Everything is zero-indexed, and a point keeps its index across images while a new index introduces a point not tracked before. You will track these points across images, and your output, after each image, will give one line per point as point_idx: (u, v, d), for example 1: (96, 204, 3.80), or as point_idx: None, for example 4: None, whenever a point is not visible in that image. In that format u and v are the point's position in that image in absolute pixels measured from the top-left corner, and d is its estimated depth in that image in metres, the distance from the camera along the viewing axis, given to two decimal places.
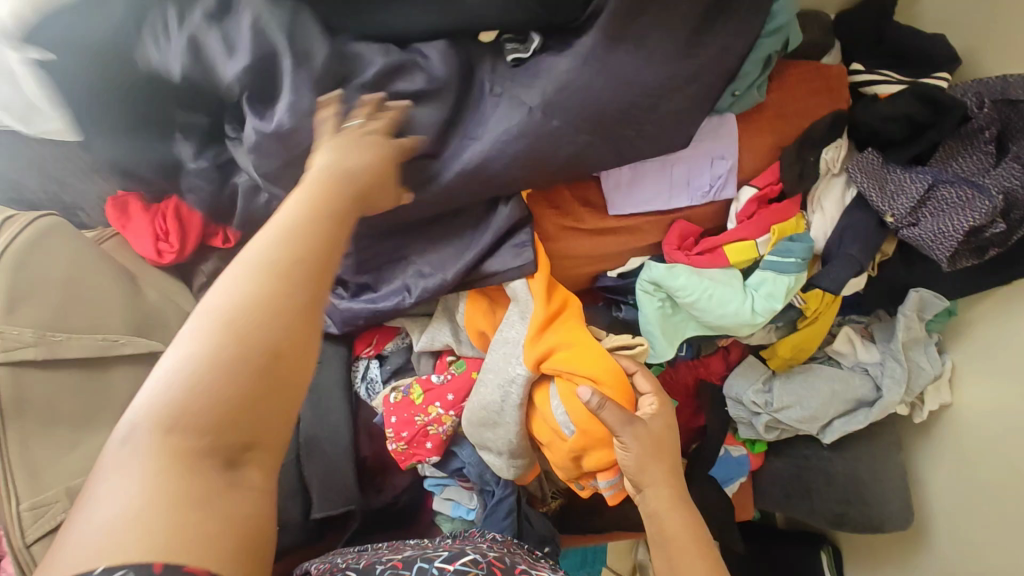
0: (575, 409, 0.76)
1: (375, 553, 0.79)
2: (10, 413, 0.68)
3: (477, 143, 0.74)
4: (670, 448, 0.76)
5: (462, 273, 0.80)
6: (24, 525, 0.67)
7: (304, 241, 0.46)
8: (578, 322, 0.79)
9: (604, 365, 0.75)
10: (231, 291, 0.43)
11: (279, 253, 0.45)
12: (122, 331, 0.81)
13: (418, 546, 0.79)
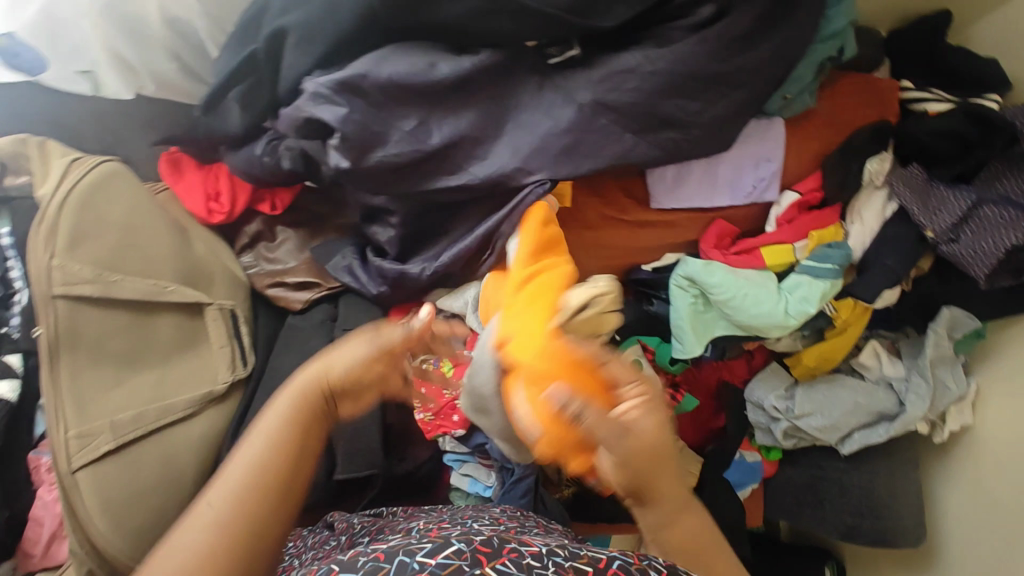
0: (535, 408, 0.64)
1: (376, 539, 0.74)
2: (63, 345, 0.71)
3: (526, 131, 0.74)
4: (657, 452, 0.59)
5: (481, 238, 0.80)
6: (70, 451, 0.70)
7: (243, 508, 0.52)
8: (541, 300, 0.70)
9: (545, 348, 0.65)
10: (186, 526, 0.51)
11: (226, 520, 0.51)
12: (173, 278, 0.82)
13: (410, 532, 0.72)
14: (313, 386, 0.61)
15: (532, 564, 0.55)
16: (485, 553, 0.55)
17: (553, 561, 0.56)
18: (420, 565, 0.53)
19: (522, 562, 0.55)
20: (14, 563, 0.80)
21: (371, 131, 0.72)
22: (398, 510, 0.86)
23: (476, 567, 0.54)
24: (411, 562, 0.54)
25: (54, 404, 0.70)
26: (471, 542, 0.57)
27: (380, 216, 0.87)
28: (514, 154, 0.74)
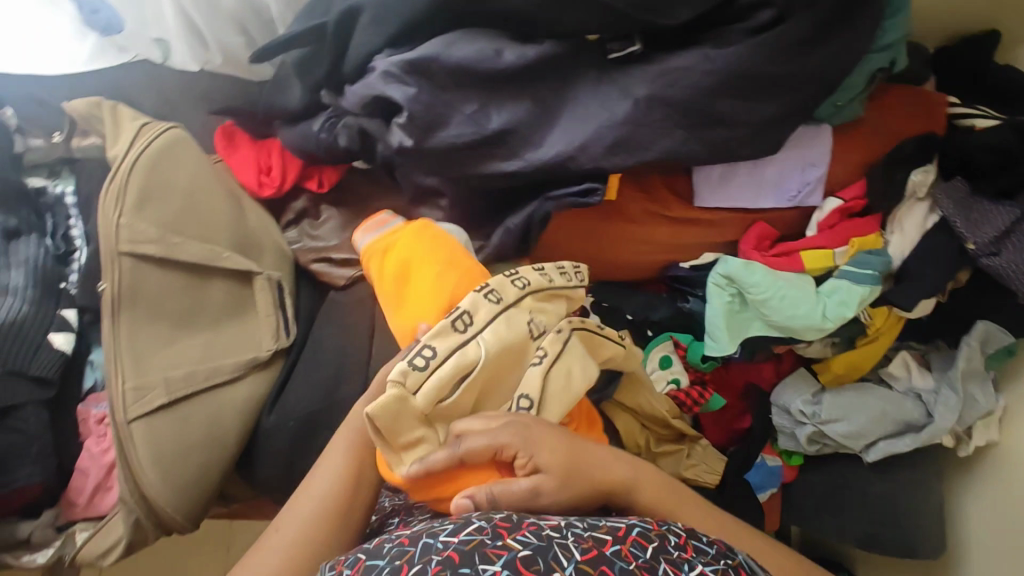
0: None
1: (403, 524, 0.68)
2: (125, 301, 0.75)
3: (582, 120, 0.76)
4: (571, 463, 0.63)
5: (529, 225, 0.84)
6: (127, 401, 0.73)
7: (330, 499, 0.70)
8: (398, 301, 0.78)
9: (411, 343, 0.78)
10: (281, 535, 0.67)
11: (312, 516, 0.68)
12: (228, 245, 0.84)
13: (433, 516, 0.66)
14: (358, 423, 0.75)
15: (552, 535, 0.53)
16: (506, 528, 0.53)
17: (572, 532, 0.54)
18: (444, 544, 0.52)
19: (540, 533, 0.53)
20: (56, 512, 0.82)
21: (433, 113, 0.74)
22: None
23: (497, 540, 0.52)
24: (434, 544, 0.53)
25: (113, 357, 0.74)
26: (491, 519, 0.55)
27: (429, 198, 0.89)
28: (568, 142, 0.76)
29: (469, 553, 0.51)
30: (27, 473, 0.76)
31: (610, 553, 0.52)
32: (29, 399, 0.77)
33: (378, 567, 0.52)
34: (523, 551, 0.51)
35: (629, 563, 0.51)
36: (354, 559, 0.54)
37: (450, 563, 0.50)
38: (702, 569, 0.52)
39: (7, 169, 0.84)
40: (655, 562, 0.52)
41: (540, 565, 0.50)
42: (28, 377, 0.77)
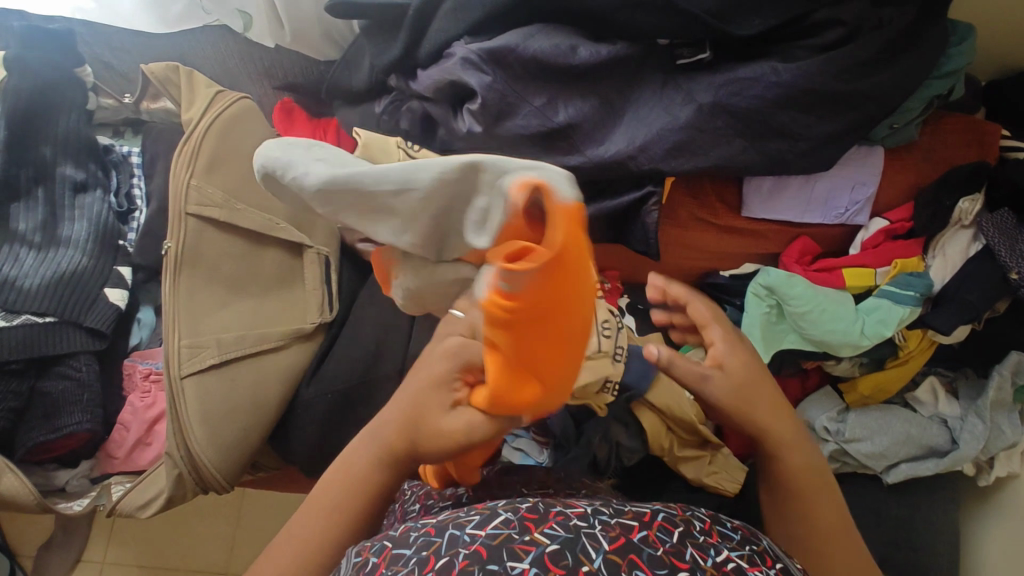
0: None
1: (426, 510, 0.65)
2: (186, 262, 0.77)
3: (644, 122, 0.78)
4: (740, 382, 0.64)
5: None
6: (182, 358, 0.75)
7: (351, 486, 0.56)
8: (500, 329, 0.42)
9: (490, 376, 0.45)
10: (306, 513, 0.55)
11: (337, 496, 0.56)
12: (284, 217, 0.84)
13: (455, 503, 0.65)
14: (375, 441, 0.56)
15: (579, 525, 0.48)
16: (532, 520, 0.48)
17: (599, 520, 0.49)
18: (471, 538, 0.47)
19: (568, 524, 0.48)
20: (93, 464, 0.83)
21: (504, 102, 0.77)
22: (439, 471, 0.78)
23: (524, 534, 0.47)
24: (460, 537, 0.47)
25: (171, 314, 0.76)
26: (518, 510, 0.49)
27: None
28: (630, 141, 0.78)
29: (496, 547, 0.46)
30: (77, 419, 0.77)
31: (638, 540, 0.47)
32: (82, 350, 0.78)
33: (405, 556, 0.47)
34: (551, 545, 0.46)
35: (657, 550, 0.47)
36: (380, 547, 0.48)
37: (478, 557, 0.45)
38: (729, 553, 0.49)
39: (79, 124, 0.86)
40: (682, 546, 0.48)
41: (568, 559, 0.45)
42: (82, 328, 0.78)
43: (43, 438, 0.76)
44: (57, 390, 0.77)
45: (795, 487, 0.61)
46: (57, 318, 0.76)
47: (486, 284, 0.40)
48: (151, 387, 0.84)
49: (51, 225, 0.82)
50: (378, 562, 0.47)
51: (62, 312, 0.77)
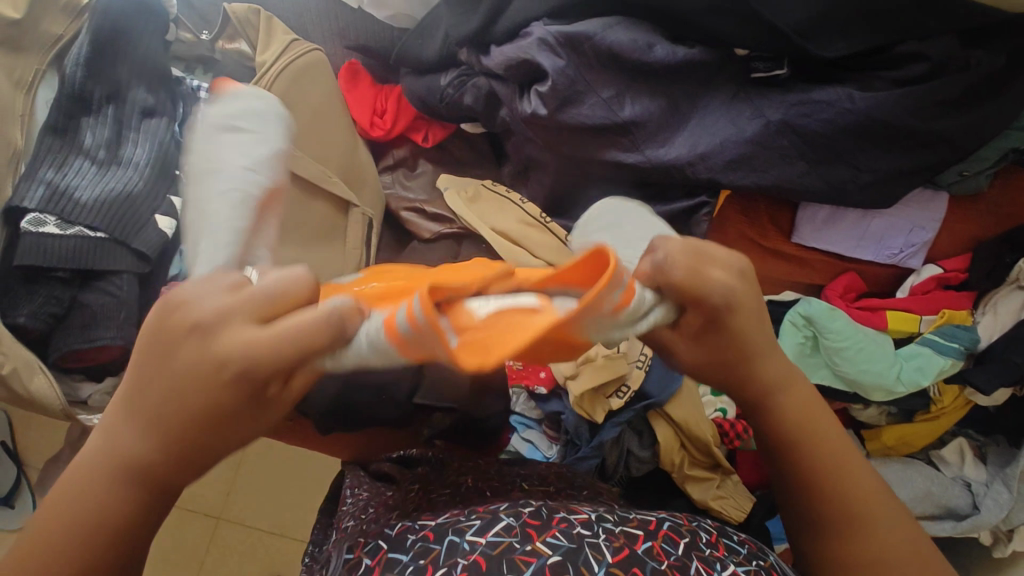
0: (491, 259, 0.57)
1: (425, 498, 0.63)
2: None
3: (709, 130, 0.77)
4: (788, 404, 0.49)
5: None
6: None
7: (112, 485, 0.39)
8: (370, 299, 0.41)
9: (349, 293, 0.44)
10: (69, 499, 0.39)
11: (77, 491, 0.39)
12: (336, 172, 0.88)
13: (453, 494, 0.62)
14: (142, 400, 0.39)
15: (582, 534, 0.47)
16: (534, 528, 0.48)
17: (603, 529, 0.48)
18: (470, 547, 0.47)
19: (571, 533, 0.47)
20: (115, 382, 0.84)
21: (574, 89, 0.76)
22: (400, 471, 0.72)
23: (526, 544, 0.46)
24: (460, 544, 0.47)
25: None
26: (520, 516, 0.49)
27: (536, 172, 0.91)
28: (691, 148, 0.77)
29: (496, 558, 0.45)
30: (112, 333, 0.77)
31: (643, 552, 0.46)
32: (126, 270, 0.79)
33: (402, 563, 0.47)
34: (553, 556, 0.45)
35: (660, 563, 0.46)
36: (376, 548, 0.50)
37: (476, 568, 0.45)
38: (735, 568, 0.47)
39: (156, 53, 0.89)
40: (688, 558, 0.47)
41: (569, 571, 0.44)
42: (129, 249, 0.80)
43: (78, 346, 0.76)
44: (97, 304, 0.78)
45: (811, 466, 0.49)
46: (108, 236, 0.78)
47: (390, 348, 0.36)
48: None
49: (115, 144, 0.84)
50: (374, 565, 0.49)
51: (113, 231, 0.78)
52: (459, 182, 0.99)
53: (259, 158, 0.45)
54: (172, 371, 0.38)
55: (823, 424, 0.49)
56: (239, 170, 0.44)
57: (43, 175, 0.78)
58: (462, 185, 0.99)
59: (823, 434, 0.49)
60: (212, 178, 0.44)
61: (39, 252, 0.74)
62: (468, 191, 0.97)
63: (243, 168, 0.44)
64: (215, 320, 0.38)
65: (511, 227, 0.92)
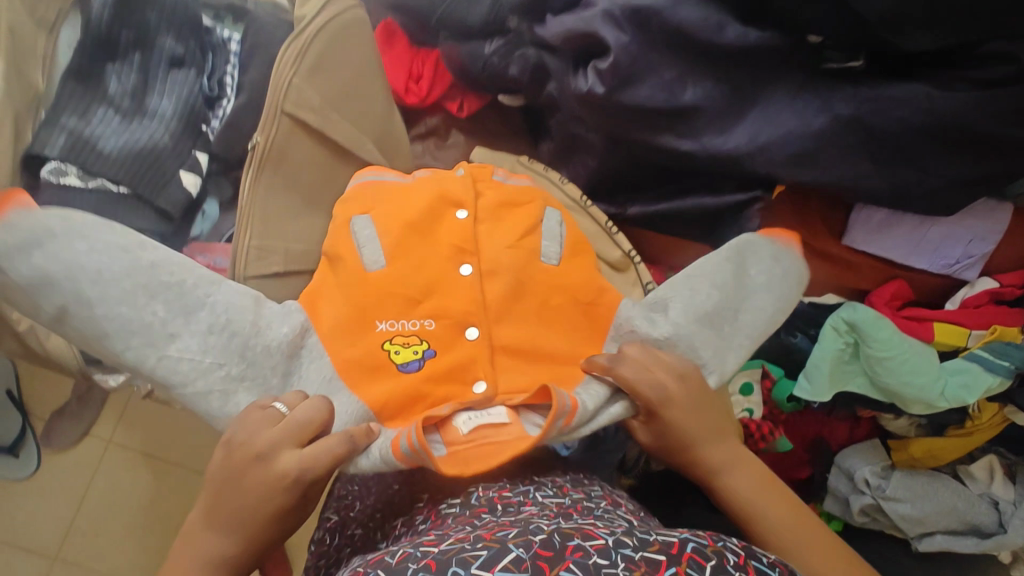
0: (463, 237, 0.74)
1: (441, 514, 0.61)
2: (268, 161, 0.73)
3: (772, 120, 0.73)
4: (732, 487, 0.66)
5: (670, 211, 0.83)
6: (249, 258, 0.72)
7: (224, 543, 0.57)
8: (394, 372, 0.67)
9: (385, 374, 0.67)
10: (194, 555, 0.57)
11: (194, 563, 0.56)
12: (371, 138, 0.83)
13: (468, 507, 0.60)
14: (217, 514, 0.57)
15: (600, 565, 0.44)
16: (547, 560, 0.45)
17: (621, 556, 0.45)
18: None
19: (586, 564, 0.45)
20: None
21: (635, 68, 0.71)
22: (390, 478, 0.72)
23: None
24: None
25: (245, 209, 0.72)
26: (530, 547, 0.46)
27: (578, 152, 0.87)
28: (750, 139, 0.73)
29: None
30: None
31: None
32: (147, 230, 0.76)
33: None
34: None
35: None
36: None
37: None
38: None
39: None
40: None
41: None
42: (152, 208, 0.77)
43: None
44: None
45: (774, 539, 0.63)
46: (131, 192, 0.75)
47: (397, 462, 0.59)
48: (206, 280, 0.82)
49: (140, 95, 0.80)
50: None
51: (134, 186, 0.75)
52: (494, 156, 0.94)
53: (213, 348, 0.64)
54: (246, 488, 0.57)
55: (771, 500, 0.65)
56: (208, 365, 0.63)
57: (65, 122, 0.74)
58: (497, 159, 0.94)
59: (745, 472, 0.67)
60: (199, 369, 0.63)
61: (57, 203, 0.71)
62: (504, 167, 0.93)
63: (212, 338, 0.64)
64: (270, 449, 0.57)
65: None
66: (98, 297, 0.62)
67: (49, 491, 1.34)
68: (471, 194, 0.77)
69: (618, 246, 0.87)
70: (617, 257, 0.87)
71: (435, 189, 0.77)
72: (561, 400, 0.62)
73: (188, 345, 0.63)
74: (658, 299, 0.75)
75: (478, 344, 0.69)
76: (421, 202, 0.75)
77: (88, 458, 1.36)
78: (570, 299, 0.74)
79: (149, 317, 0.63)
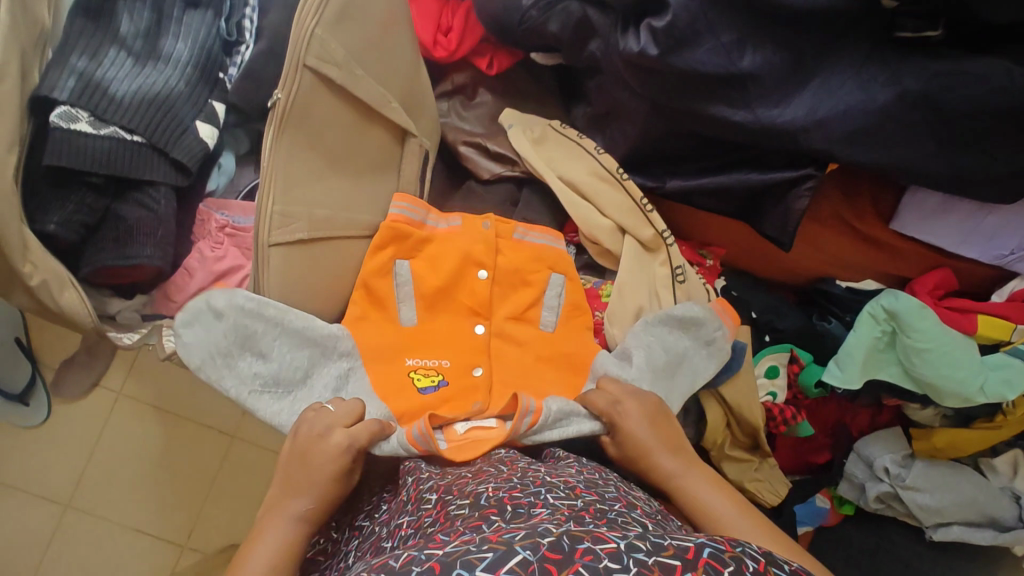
0: (486, 280, 0.80)
1: (444, 513, 0.53)
2: (292, 117, 0.68)
3: (833, 93, 0.67)
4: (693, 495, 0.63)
5: (711, 187, 0.78)
6: (273, 223, 0.68)
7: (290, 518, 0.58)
8: (418, 398, 0.73)
9: (410, 395, 0.73)
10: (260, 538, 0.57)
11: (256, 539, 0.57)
12: (397, 95, 0.78)
13: (472, 507, 0.52)
14: (292, 482, 0.60)
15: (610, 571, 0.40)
16: (554, 562, 0.41)
17: (634, 562, 0.41)
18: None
19: (596, 567, 0.41)
20: (145, 300, 0.79)
21: (691, 29, 0.66)
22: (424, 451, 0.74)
23: None
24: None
25: (267, 171, 0.68)
26: (538, 549, 0.42)
27: (617, 119, 0.82)
28: (808, 114, 0.68)
29: None
30: (148, 253, 0.71)
31: None
32: (163, 181, 0.72)
33: None
34: None
35: None
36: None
37: None
38: None
39: None
40: None
41: None
42: (168, 158, 0.72)
43: (111, 262, 0.70)
44: (133, 217, 0.71)
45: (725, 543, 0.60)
46: (144, 141, 0.70)
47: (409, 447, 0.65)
48: (223, 238, 0.79)
49: (153, 36, 0.75)
50: None
51: (149, 135, 0.70)
52: (525, 118, 0.89)
53: (280, 374, 0.69)
54: (312, 466, 0.61)
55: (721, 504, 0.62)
56: (269, 391, 0.69)
57: (75, 63, 0.68)
58: (528, 122, 0.89)
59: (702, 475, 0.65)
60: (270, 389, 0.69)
61: (67, 150, 0.66)
62: (535, 131, 0.88)
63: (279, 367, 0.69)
64: (327, 425, 0.63)
65: (582, 179, 0.84)
66: (193, 318, 0.68)
67: (60, 439, 1.34)
68: (492, 245, 0.81)
69: (652, 225, 0.84)
70: (649, 237, 0.83)
71: (464, 245, 0.80)
72: (534, 406, 0.68)
73: (249, 372, 0.69)
74: (624, 347, 0.79)
75: (481, 381, 0.76)
76: (449, 258, 0.80)
77: (99, 408, 1.35)
78: (559, 340, 0.80)
79: (217, 349, 0.68)
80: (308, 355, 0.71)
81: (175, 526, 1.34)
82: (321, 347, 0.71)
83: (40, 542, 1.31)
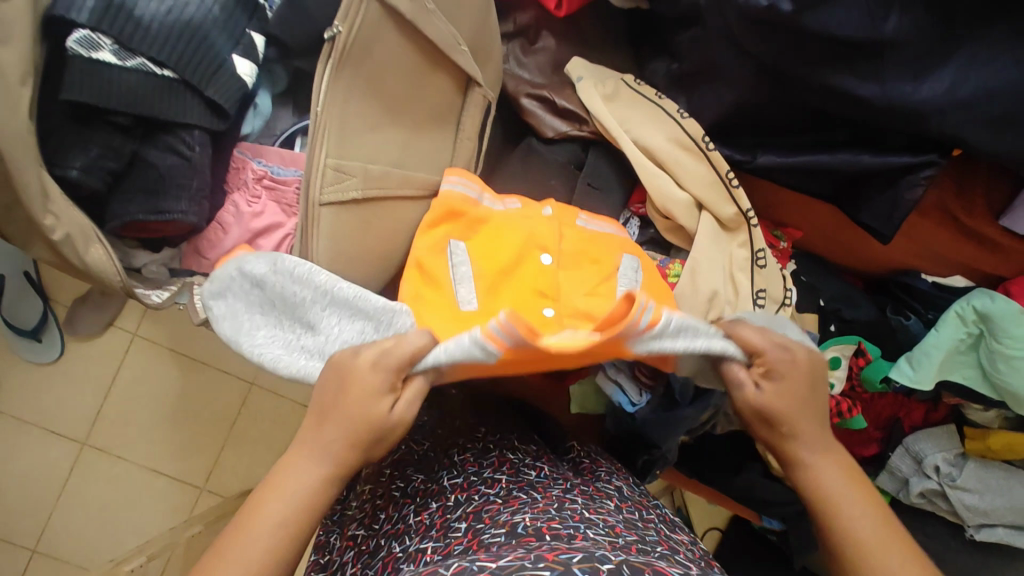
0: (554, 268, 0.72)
1: (476, 542, 0.46)
2: (353, 58, 0.59)
3: (978, 71, 0.58)
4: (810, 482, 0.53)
5: (809, 166, 0.69)
6: (325, 181, 0.61)
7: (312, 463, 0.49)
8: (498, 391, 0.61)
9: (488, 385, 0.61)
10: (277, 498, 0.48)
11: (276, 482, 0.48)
12: (465, 38, 0.68)
13: (508, 535, 0.45)
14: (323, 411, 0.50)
15: None
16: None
17: None
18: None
19: None
20: (175, 256, 0.72)
21: None
22: (492, 441, 0.64)
23: None
24: None
25: (320, 119, 0.59)
26: None
27: (709, 82, 0.72)
28: (947, 93, 0.59)
29: None
30: (183, 208, 0.63)
31: None
32: (198, 125, 0.63)
33: None
34: None
35: None
36: None
37: None
38: None
39: None
40: None
41: None
42: (202, 98, 0.63)
43: (142, 218, 0.62)
44: (163, 165, 0.62)
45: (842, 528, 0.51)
46: (177, 76, 0.60)
47: (488, 345, 0.49)
48: (263, 194, 0.72)
49: None
50: None
51: (181, 69, 0.60)
52: (596, 71, 0.80)
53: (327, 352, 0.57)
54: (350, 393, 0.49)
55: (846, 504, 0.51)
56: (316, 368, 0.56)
57: None
58: (599, 76, 0.79)
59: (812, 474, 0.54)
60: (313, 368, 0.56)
61: (90, 83, 0.57)
62: (608, 85, 0.78)
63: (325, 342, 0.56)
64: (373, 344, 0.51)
65: (662, 146, 0.75)
66: (232, 291, 0.55)
67: (74, 378, 1.30)
68: (555, 231, 0.73)
69: (735, 203, 0.76)
70: (730, 215, 0.76)
71: (524, 229, 0.72)
72: (656, 302, 0.51)
73: (294, 344, 0.57)
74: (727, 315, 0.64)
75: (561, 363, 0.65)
76: (510, 243, 0.72)
77: (114, 348, 1.31)
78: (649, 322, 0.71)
79: (263, 319, 0.57)
80: (362, 328, 0.57)
81: (192, 468, 1.33)
82: (375, 323, 0.57)
83: (58, 477, 1.29)
